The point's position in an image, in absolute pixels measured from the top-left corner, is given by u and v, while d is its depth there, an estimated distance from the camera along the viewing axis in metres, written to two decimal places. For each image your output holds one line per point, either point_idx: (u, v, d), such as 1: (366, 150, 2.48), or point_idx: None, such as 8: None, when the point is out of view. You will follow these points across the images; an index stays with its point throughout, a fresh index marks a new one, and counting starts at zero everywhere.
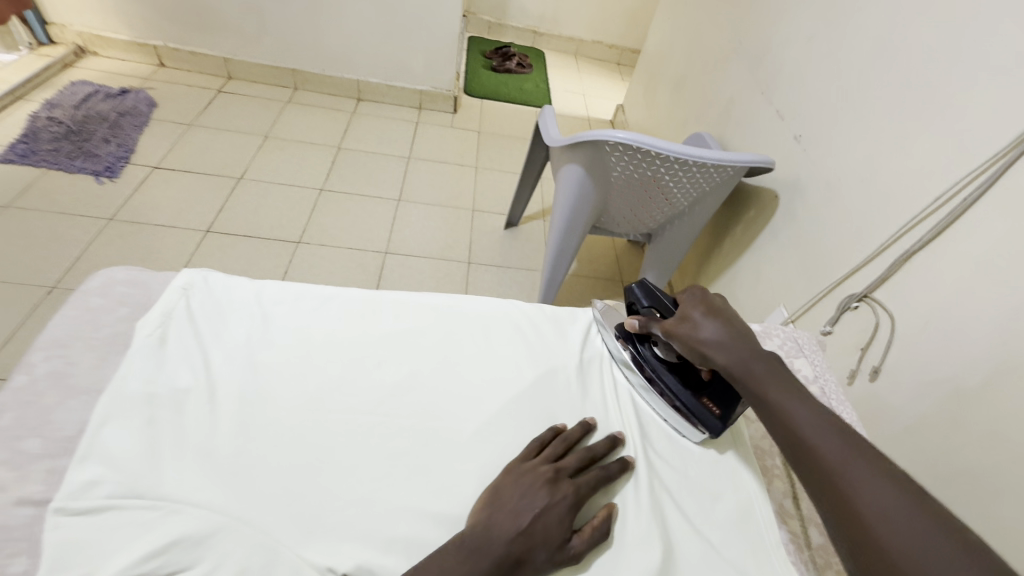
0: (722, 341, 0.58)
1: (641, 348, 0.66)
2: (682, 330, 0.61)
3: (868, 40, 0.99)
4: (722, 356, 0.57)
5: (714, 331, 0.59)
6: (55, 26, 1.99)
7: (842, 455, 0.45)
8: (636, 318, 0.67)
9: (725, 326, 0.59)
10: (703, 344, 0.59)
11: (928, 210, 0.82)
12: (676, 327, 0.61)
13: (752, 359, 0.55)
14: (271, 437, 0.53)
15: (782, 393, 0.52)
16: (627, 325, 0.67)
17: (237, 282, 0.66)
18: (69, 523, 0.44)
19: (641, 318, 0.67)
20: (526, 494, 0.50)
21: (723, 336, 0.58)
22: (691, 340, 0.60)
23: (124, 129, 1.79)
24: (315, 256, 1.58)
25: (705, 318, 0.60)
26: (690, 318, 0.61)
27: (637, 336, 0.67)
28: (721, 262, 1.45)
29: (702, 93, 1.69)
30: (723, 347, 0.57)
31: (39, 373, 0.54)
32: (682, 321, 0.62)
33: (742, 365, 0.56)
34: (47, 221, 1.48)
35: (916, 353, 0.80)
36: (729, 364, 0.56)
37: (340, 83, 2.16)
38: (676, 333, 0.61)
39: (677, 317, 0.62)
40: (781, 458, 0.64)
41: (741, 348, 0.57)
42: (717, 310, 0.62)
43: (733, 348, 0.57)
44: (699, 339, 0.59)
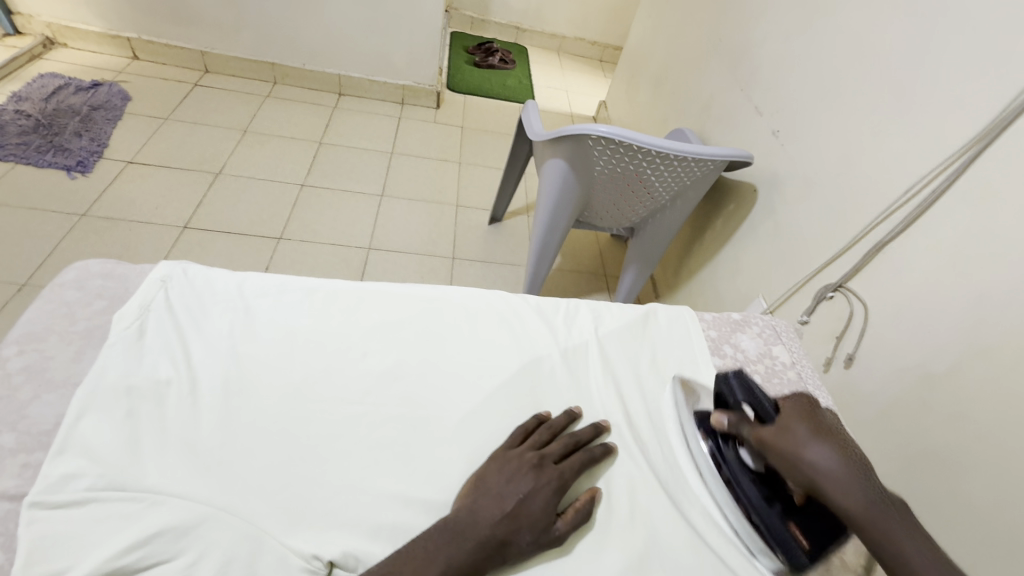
0: (839, 475, 0.50)
1: (725, 449, 0.59)
2: (784, 443, 0.54)
3: (842, 37, 1.01)
4: (841, 494, 0.49)
5: (826, 458, 0.51)
6: (21, 17, 1.92)
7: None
8: (725, 414, 0.60)
9: (837, 453, 0.52)
10: (811, 471, 0.51)
11: (899, 202, 0.85)
12: (774, 438, 0.55)
13: (877, 507, 0.48)
14: (254, 428, 0.53)
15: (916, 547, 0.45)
16: (715, 420, 0.60)
17: (217, 274, 0.65)
18: (47, 516, 0.43)
19: (731, 415, 0.60)
20: (512, 479, 0.51)
21: (840, 470, 0.50)
22: (793, 461, 0.52)
23: (96, 123, 1.75)
24: (297, 251, 1.57)
25: (814, 440, 0.53)
26: (795, 434, 0.54)
27: (722, 435, 0.60)
28: (702, 256, 1.48)
29: (683, 89, 1.71)
30: (841, 484, 0.49)
31: (12, 368, 0.53)
32: (782, 433, 0.55)
33: (866, 512, 0.48)
34: (16, 217, 1.43)
35: (888, 340, 0.83)
36: (847, 505, 0.48)
37: (320, 78, 2.14)
38: (774, 446, 0.54)
39: (776, 426, 0.56)
40: None
41: (861, 485, 0.49)
42: (825, 430, 0.55)
43: (853, 486, 0.49)
44: (804, 462, 0.52)
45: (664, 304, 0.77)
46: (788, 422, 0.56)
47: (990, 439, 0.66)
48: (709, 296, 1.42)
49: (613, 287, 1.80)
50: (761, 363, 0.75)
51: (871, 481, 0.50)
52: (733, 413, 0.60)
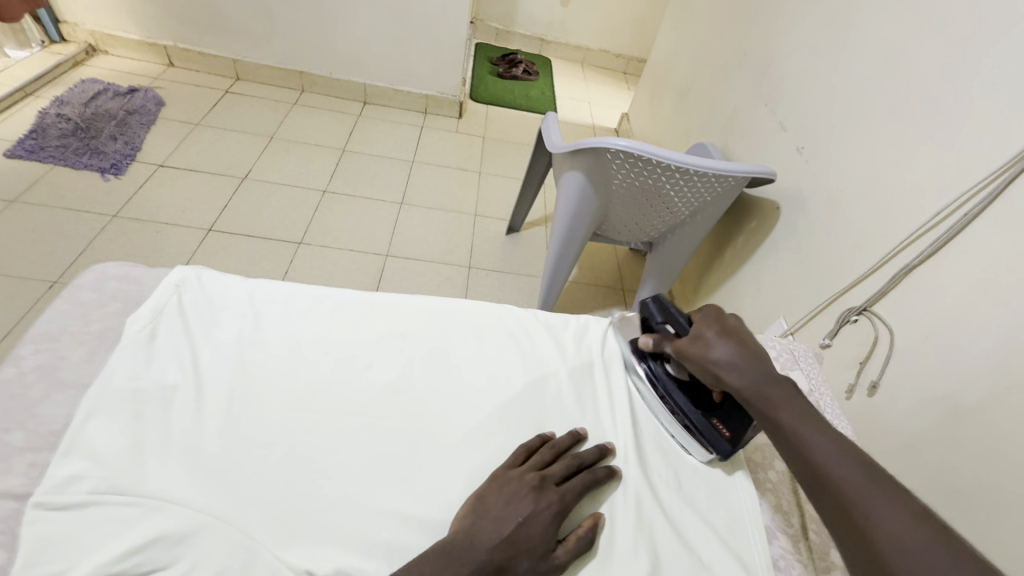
0: (738, 362, 0.56)
1: (653, 364, 0.65)
2: (692, 349, 0.59)
3: (872, 53, 0.98)
4: (736, 379, 0.55)
5: (727, 353, 0.57)
6: (67, 25, 2.01)
7: (873, 492, 0.43)
8: (650, 336, 0.66)
9: (740, 347, 0.57)
10: (715, 366, 0.57)
11: (928, 225, 0.81)
12: (688, 348, 0.60)
13: (765, 382, 0.54)
14: (255, 437, 0.53)
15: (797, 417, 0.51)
16: (641, 343, 0.66)
17: (230, 280, 0.65)
18: (48, 517, 0.44)
19: (656, 336, 0.65)
20: (511, 502, 0.50)
21: (738, 357, 0.56)
22: (704, 360, 0.58)
23: (130, 127, 1.81)
24: (317, 257, 1.59)
25: (718, 338, 0.58)
26: (701, 337, 0.59)
27: (649, 353, 0.66)
28: (722, 273, 1.45)
29: (707, 103, 1.69)
30: (738, 368, 0.55)
31: (27, 366, 0.54)
32: (693, 340, 0.60)
33: (754, 387, 0.54)
34: (51, 217, 1.49)
35: (914, 369, 0.80)
36: (742, 386, 0.55)
37: (346, 86, 2.18)
38: (686, 353, 0.59)
39: (689, 336, 0.60)
40: (773, 470, 0.64)
41: (753, 368, 0.55)
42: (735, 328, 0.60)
43: (750, 372, 0.55)
44: (710, 360, 0.57)
45: None
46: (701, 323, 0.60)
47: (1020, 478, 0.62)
48: (728, 314, 1.39)
49: (630, 301, 1.78)
50: None
51: (768, 363, 0.56)
52: (655, 334, 0.65)
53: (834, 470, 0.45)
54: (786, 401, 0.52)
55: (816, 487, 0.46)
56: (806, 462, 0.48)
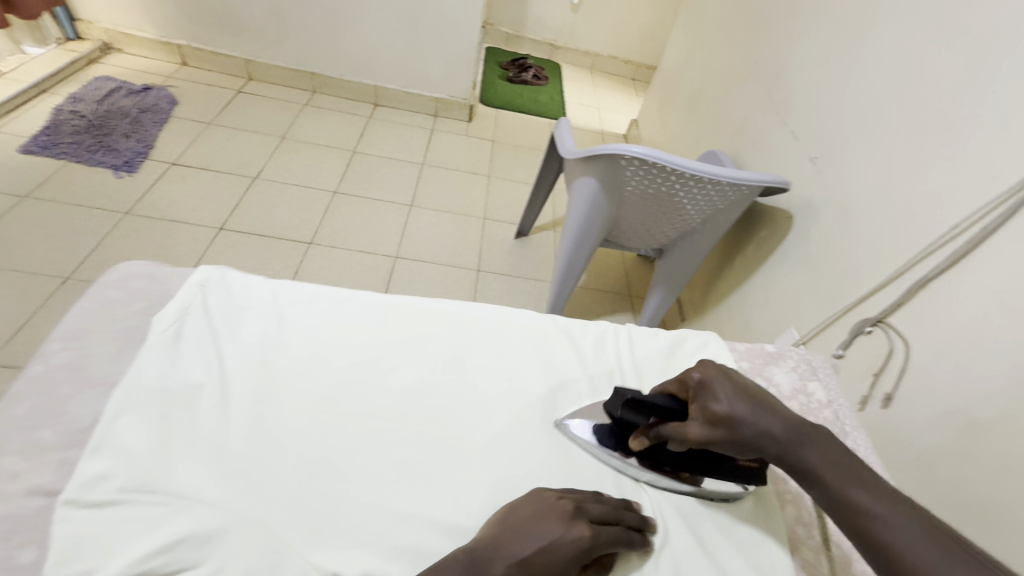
0: (767, 426, 0.53)
1: (656, 456, 0.58)
2: (717, 428, 0.53)
3: (887, 64, 0.99)
4: (773, 446, 0.53)
5: (753, 416, 0.53)
6: (82, 23, 2.03)
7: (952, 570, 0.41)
8: (641, 438, 0.56)
9: (759, 405, 0.54)
10: (748, 437, 0.53)
11: (944, 237, 0.81)
12: (706, 433, 0.53)
13: (803, 446, 0.52)
14: (280, 439, 0.53)
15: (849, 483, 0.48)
16: (633, 445, 0.57)
17: (252, 280, 0.66)
18: (78, 515, 0.44)
19: (645, 434, 0.57)
20: (540, 519, 0.48)
21: (765, 419, 0.53)
22: (732, 436, 0.53)
23: (143, 125, 1.82)
24: (326, 257, 1.59)
25: (733, 401, 0.54)
26: (717, 411, 0.54)
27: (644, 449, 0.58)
28: (731, 281, 1.45)
29: (717, 111, 1.70)
30: (769, 434, 0.53)
31: (54, 363, 0.54)
32: (708, 423, 0.53)
33: (796, 452, 0.51)
34: (64, 212, 1.50)
35: (929, 382, 0.79)
36: (781, 453, 0.52)
37: (357, 88, 2.19)
38: (712, 436, 0.53)
39: (699, 420, 0.54)
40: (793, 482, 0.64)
41: (786, 432, 0.53)
42: (740, 387, 0.56)
43: (785, 437, 0.53)
44: (742, 432, 0.53)
45: (691, 330, 0.76)
46: (707, 393, 0.55)
47: None
48: (738, 322, 1.38)
49: (638, 307, 1.78)
50: (795, 399, 0.73)
51: (794, 419, 0.54)
52: (646, 432, 0.56)
53: (902, 548, 0.43)
54: (832, 467, 0.50)
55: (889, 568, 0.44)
56: (874, 540, 0.45)
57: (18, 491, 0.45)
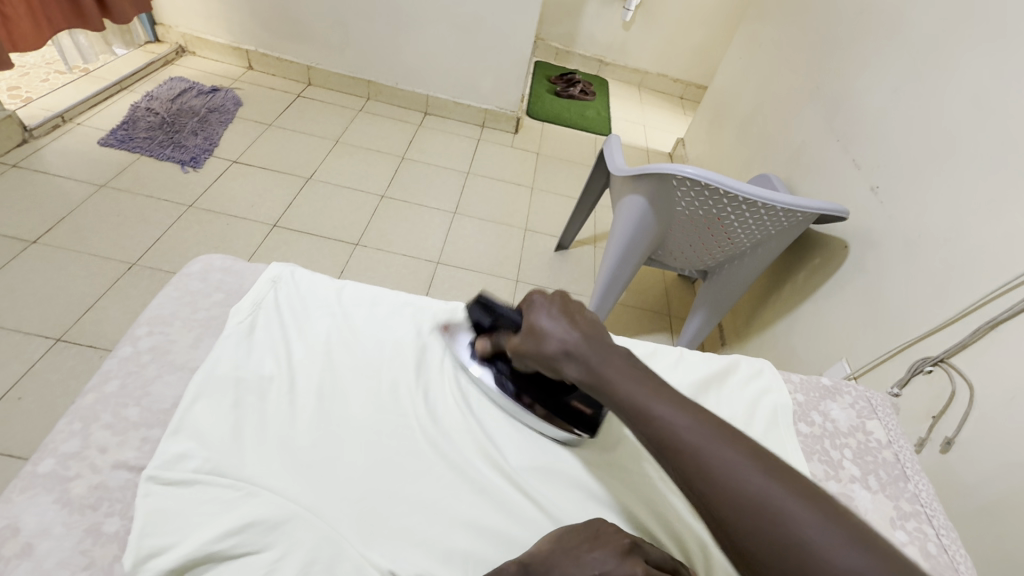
0: (575, 347, 0.52)
1: (499, 365, 0.61)
2: (528, 344, 0.55)
3: (962, 95, 0.95)
4: (577, 367, 0.52)
5: (558, 333, 0.53)
6: (162, 27, 2.17)
7: (714, 446, 0.42)
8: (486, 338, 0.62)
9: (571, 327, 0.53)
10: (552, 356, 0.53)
11: (1019, 278, 0.77)
12: (523, 343, 0.56)
13: (606, 363, 0.50)
14: (343, 435, 0.55)
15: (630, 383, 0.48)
16: (480, 346, 0.62)
17: (320, 279, 0.69)
18: (159, 491, 0.47)
19: (490, 337, 0.62)
20: (594, 547, 0.45)
21: (575, 340, 0.52)
22: (541, 353, 0.54)
23: (210, 124, 1.93)
24: (372, 259, 1.63)
25: (551, 323, 0.54)
26: (535, 328, 0.55)
27: (489, 356, 0.62)
28: (778, 308, 1.41)
29: (771, 134, 1.67)
30: (574, 355, 0.52)
31: (142, 346, 0.58)
32: (528, 334, 0.55)
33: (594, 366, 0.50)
34: (135, 202, 1.59)
35: (997, 430, 0.75)
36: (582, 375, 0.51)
37: (410, 97, 2.25)
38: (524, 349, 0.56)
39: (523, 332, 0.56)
40: None
41: (589, 350, 0.51)
42: (565, 304, 0.55)
43: (589, 356, 0.51)
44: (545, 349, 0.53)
45: (746, 357, 0.76)
46: (533, 314, 0.56)
47: None
48: (783, 351, 1.35)
49: (676, 327, 1.75)
50: (853, 437, 0.71)
51: (602, 338, 0.53)
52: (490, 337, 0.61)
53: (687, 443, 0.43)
54: (618, 371, 0.49)
55: (670, 463, 0.43)
56: (655, 434, 0.44)
57: (106, 464, 0.48)
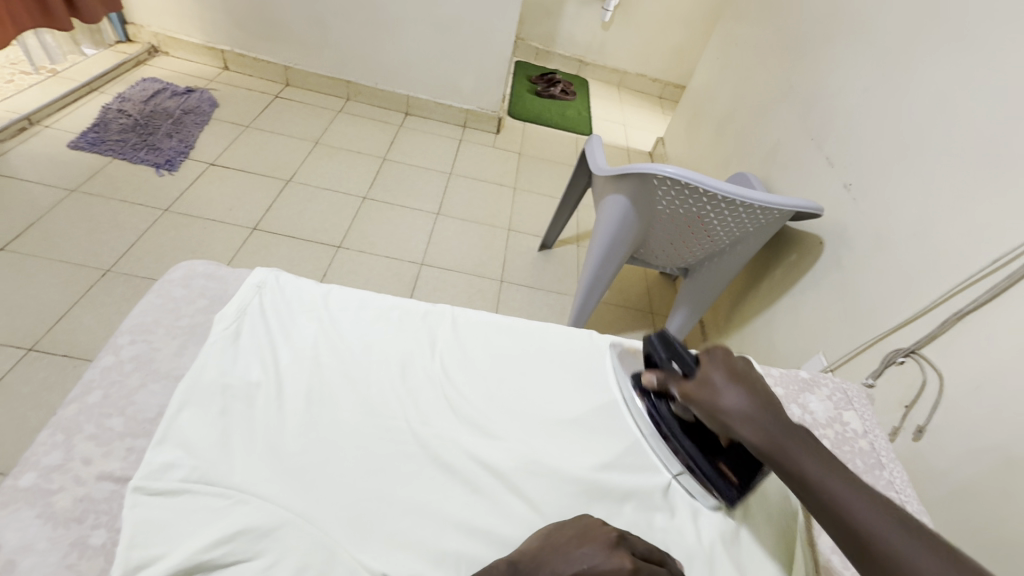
0: (749, 413, 0.55)
1: (658, 403, 0.64)
2: (701, 395, 0.58)
3: (928, 95, 0.99)
4: (751, 432, 0.54)
5: (737, 401, 0.56)
6: (133, 27, 2.11)
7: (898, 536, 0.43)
8: (653, 372, 0.64)
9: (749, 395, 0.56)
10: (725, 416, 0.56)
11: (983, 271, 0.81)
12: (697, 393, 0.59)
13: (785, 436, 0.53)
14: (333, 441, 0.55)
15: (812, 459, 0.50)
16: (645, 379, 0.65)
17: (305, 283, 0.69)
18: (146, 502, 0.46)
19: (658, 373, 0.64)
20: (582, 542, 0.47)
21: (750, 408, 0.55)
22: (710, 406, 0.57)
23: (186, 126, 1.89)
24: (354, 261, 1.62)
25: (727, 382, 0.58)
26: (711, 384, 0.58)
27: (653, 391, 0.64)
28: (757, 303, 1.44)
29: (748, 133, 1.70)
30: (752, 419, 0.54)
31: (124, 355, 0.57)
32: (700, 383, 0.59)
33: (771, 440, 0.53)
34: (108, 207, 1.55)
35: (965, 417, 0.78)
36: (756, 439, 0.53)
37: (390, 97, 2.24)
38: (695, 399, 0.58)
39: (697, 378, 0.59)
40: None
41: (768, 420, 0.54)
42: (742, 372, 0.59)
43: (767, 429, 0.53)
44: (721, 408, 0.56)
45: None
46: (707, 375, 0.59)
47: None
48: (762, 345, 1.38)
49: (659, 324, 1.78)
50: (830, 428, 0.73)
51: (778, 410, 0.55)
52: (659, 371, 0.64)
53: (873, 530, 0.44)
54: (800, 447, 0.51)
55: (851, 545, 0.45)
56: (835, 515, 0.46)
57: (90, 476, 0.48)
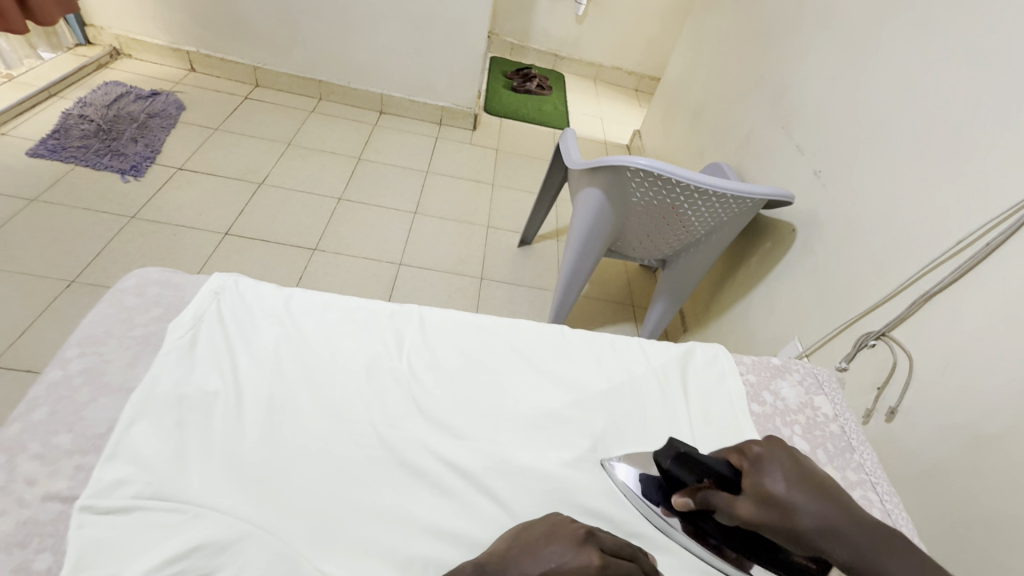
0: (831, 526, 0.48)
1: (700, 524, 0.55)
2: (770, 515, 0.50)
3: (892, 81, 1.00)
4: (842, 551, 0.47)
5: (816, 517, 0.49)
6: (93, 29, 2.04)
7: None
8: (686, 498, 0.53)
9: (820, 503, 0.49)
10: (810, 536, 0.48)
11: (948, 253, 0.82)
12: (757, 513, 0.50)
13: (879, 553, 0.46)
14: (296, 448, 0.53)
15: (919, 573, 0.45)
16: (679, 504, 0.53)
17: (266, 287, 0.67)
18: (96, 521, 0.45)
19: (693, 498, 0.53)
20: (549, 541, 0.46)
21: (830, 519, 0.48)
22: (786, 526, 0.49)
23: (151, 130, 1.83)
24: (331, 264, 1.60)
25: (792, 491, 0.50)
26: (778, 503, 0.49)
27: (691, 514, 0.55)
28: (734, 292, 1.45)
29: (722, 123, 1.71)
30: (839, 535, 0.48)
31: (73, 369, 0.55)
32: (761, 503, 0.50)
33: (869, 557, 0.47)
34: (70, 216, 1.50)
35: (934, 396, 0.80)
36: (849, 558, 0.47)
37: (364, 96, 2.21)
38: (763, 520, 0.50)
39: (752, 496, 0.51)
40: None
41: (857, 532, 0.48)
42: (797, 470, 0.52)
43: (860, 544, 0.47)
44: (799, 528, 0.49)
45: (701, 343, 0.77)
46: (767, 489, 0.51)
47: None
48: (740, 333, 1.39)
49: (640, 316, 1.79)
50: (802, 413, 0.74)
51: (856, 514, 0.49)
52: (693, 493, 0.53)
53: None
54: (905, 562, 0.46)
55: None
56: None
57: (35, 497, 0.45)
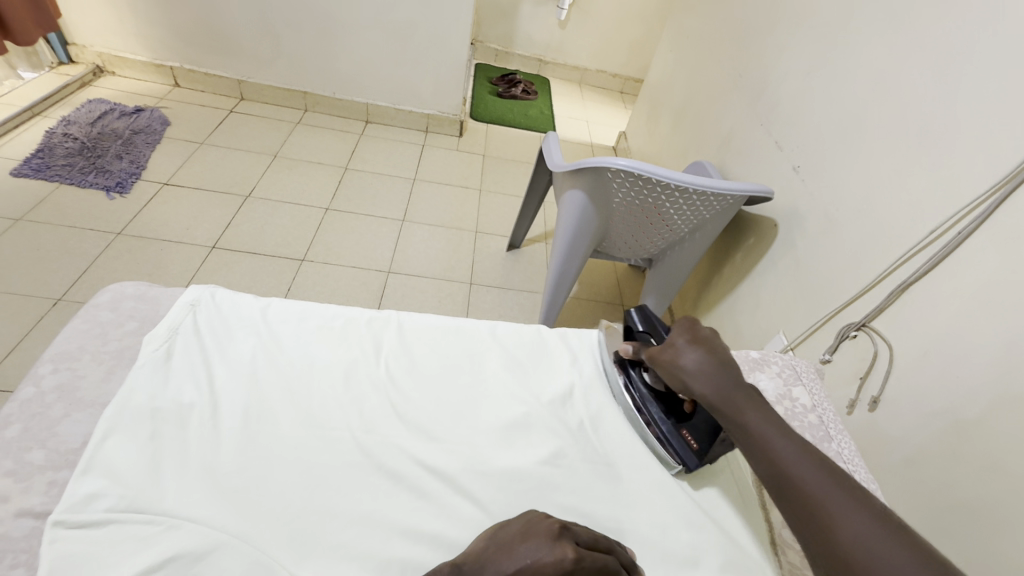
0: (703, 370, 0.58)
1: (632, 371, 0.68)
2: (665, 355, 0.61)
3: (864, 75, 1.01)
4: (704, 386, 0.57)
5: (694, 360, 0.59)
6: (75, 47, 2.05)
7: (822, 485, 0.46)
8: (631, 343, 0.69)
9: (706, 355, 0.59)
10: (682, 372, 0.59)
11: (923, 242, 0.83)
12: (663, 355, 0.62)
13: (734, 389, 0.56)
14: (273, 456, 0.53)
15: (760, 419, 0.53)
16: (623, 349, 0.69)
17: (243, 299, 0.67)
18: (69, 536, 0.45)
19: (636, 344, 0.69)
20: (526, 538, 0.47)
21: (705, 365, 0.58)
22: (673, 366, 0.60)
23: (136, 146, 1.83)
24: (319, 274, 1.60)
25: (689, 346, 0.61)
26: (674, 345, 0.61)
27: (628, 361, 0.68)
28: (721, 289, 1.46)
29: (703, 122, 1.73)
30: (706, 378, 0.57)
31: (46, 386, 0.55)
32: (666, 347, 0.63)
33: (724, 395, 0.56)
34: (56, 234, 1.50)
35: (914, 384, 0.80)
36: (709, 394, 0.56)
37: (349, 106, 2.22)
38: (660, 358, 0.62)
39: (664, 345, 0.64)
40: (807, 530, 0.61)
41: (722, 378, 0.57)
42: (704, 337, 0.62)
43: (717, 389, 0.56)
44: (679, 367, 0.60)
45: None
46: (674, 339, 0.63)
47: (1020, 490, 0.63)
48: (728, 329, 1.39)
49: (630, 316, 1.80)
50: (781, 405, 0.74)
51: (733, 371, 0.58)
52: (637, 342, 0.68)
53: (800, 478, 0.47)
54: (753, 405, 0.54)
55: (784, 491, 0.48)
56: (767, 459, 0.50)
57: (7, 513, 0.45)
